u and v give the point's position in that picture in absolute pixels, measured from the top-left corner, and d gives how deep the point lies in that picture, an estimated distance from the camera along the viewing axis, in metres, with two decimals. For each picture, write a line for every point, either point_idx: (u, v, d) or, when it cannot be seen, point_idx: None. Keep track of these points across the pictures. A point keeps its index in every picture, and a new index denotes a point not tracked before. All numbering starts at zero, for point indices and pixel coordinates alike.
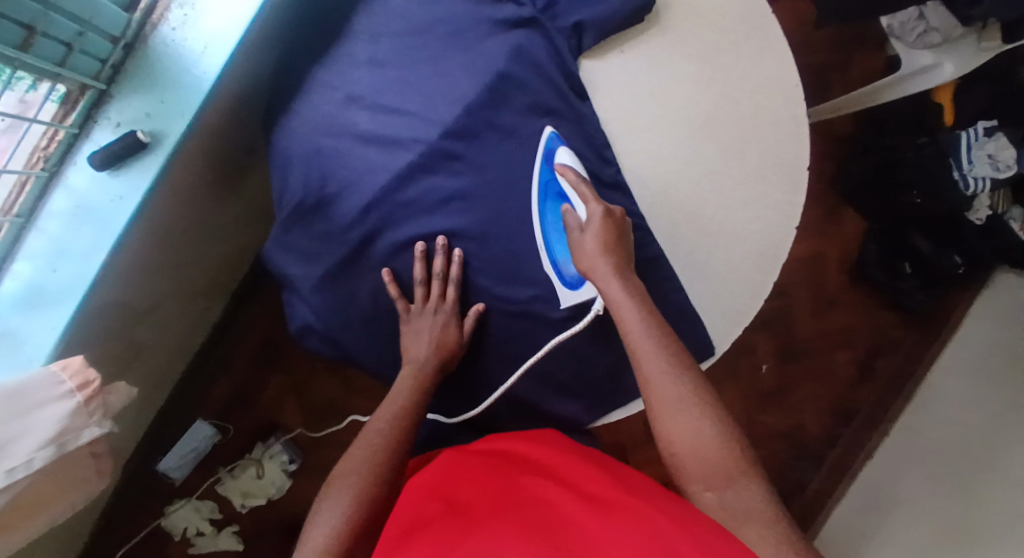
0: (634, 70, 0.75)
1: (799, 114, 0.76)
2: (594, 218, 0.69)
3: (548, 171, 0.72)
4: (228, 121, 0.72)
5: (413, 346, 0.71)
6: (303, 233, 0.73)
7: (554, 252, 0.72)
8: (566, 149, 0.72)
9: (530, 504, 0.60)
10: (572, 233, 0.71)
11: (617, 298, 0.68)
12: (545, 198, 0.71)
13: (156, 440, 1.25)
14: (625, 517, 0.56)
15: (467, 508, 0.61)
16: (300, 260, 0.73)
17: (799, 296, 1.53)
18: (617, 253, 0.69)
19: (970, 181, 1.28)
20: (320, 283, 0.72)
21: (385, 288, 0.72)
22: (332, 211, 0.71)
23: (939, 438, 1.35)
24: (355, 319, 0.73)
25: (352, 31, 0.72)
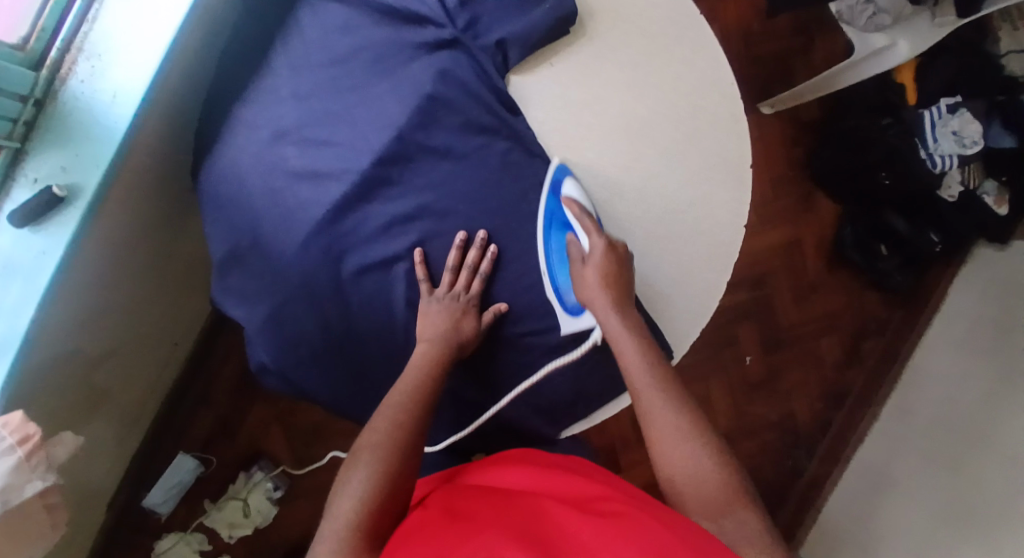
0: (567, 81, 0.74)
1: (737, 111, 0.77)
2: (596, 252, 0.70)
3: (553, 202, 0.72)
4: (157, 163, 0.72)
5: (429, 325, 0.70)
6: (241, 274, 0.72)
7: (556, 276, 0.73)
8: (573, 179, 0.72)
9: (538, 515, 0.59)
10: (575, 264, 0.72)
11: (616, 330, 0.69)
12: (549, 227, 0.73)
13: (140, 476, 1.24)
14: (626, 523, 0.55)
15: (469, 518, 0.59)
16: (241, 303, 0.72)
17: (778, 285, 1.49)
18: (617, 287, 0.70)
19: (936, 159, 1.29)
20: (264, 323, 0.71)
21: (333, 321, 0.71)
22: (269, 250, 0.70)
23: (930, 414, 1.33)
24: (306, 355, 0.72)
25: (270, 65, 0.70)
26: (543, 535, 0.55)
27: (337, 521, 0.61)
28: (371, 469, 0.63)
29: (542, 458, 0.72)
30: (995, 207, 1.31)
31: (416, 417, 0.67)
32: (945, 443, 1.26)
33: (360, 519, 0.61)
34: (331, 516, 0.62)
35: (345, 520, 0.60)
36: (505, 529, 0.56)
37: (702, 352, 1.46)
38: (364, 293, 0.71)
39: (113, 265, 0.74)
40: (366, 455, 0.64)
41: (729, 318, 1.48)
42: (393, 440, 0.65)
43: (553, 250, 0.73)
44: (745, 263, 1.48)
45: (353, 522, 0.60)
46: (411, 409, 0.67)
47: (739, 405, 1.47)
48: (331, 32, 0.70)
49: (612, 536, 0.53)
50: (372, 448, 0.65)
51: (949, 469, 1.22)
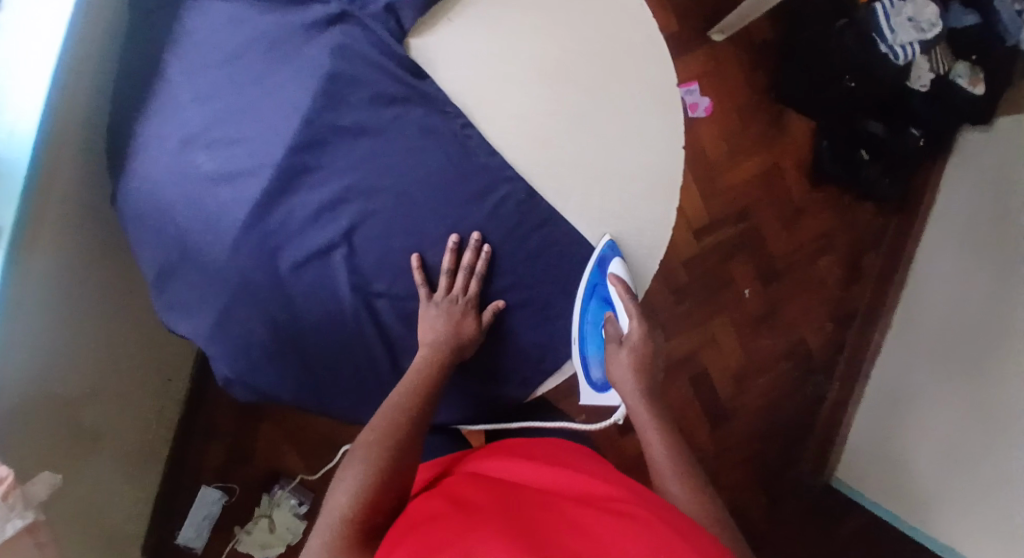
0: (470, 35, 0.72)
1: (652, 32, 0.75)
2: (634, 335, 0.74)
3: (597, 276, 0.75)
4: (72, 191, 0.72)
5: (427, 329, 0.72)
6: (180, 288, 0.72)
7: (587, 350, 0.77)
8: (618, 259, 0.74)
9: (538, 510, 0.59)
10: (612, 343, 0.76)
11: (636, 407, 0.74)
12: (589, 298, 0.76)
13: (166, 516, 1.26)
14: (626, 515, 0.55)
15: (465, 506, 0.60)
16: (186, 315, 0.72)
17: (764, 214, 1.45)
18: (647, 373, 0.74)
19: (898, 50, 1.25)
20: (211, 332, 0.72)
21: (280, 318, 0.71)
22: (202, 260, 0.70)
23: (942, 315, 1.29)
24: (259, 357, 0.72)
25: (167, 75, 0.70)
26: (543, 523, 0.55)
27: (331, 514, 0.62)
28: (364, 466, 0.65)
29: (540, 452, 0.71)
30: (970, 87, 1.26)
31: (411, 419, 0.69)
32: (960, 341, 1.22)
33: (352, 511, 0.62)
34: (327, 510, 0.63)
35: (339, 513, 0.62)
36: (506, 519, 0.56)
37: (699, 296, 1.43)
38: (308, 285, 0.71)
39: (57, 304, 0.74)
40: (361, 452, 0.66)
41: (720, 256, 1.44)
42: (387, 439, 0.67)
43: (588, 321, 0.77)
44: (726, 198, 1.44)
45: (347, 513, 0.62)
46: (405, 410, 0.69)
47: (746, 341, 1.44)
48: (218, 29, 0.69)
49: (611, 522, 0.54)
50: (367, 448, 0.67)
51: (969, 366, 1.18)
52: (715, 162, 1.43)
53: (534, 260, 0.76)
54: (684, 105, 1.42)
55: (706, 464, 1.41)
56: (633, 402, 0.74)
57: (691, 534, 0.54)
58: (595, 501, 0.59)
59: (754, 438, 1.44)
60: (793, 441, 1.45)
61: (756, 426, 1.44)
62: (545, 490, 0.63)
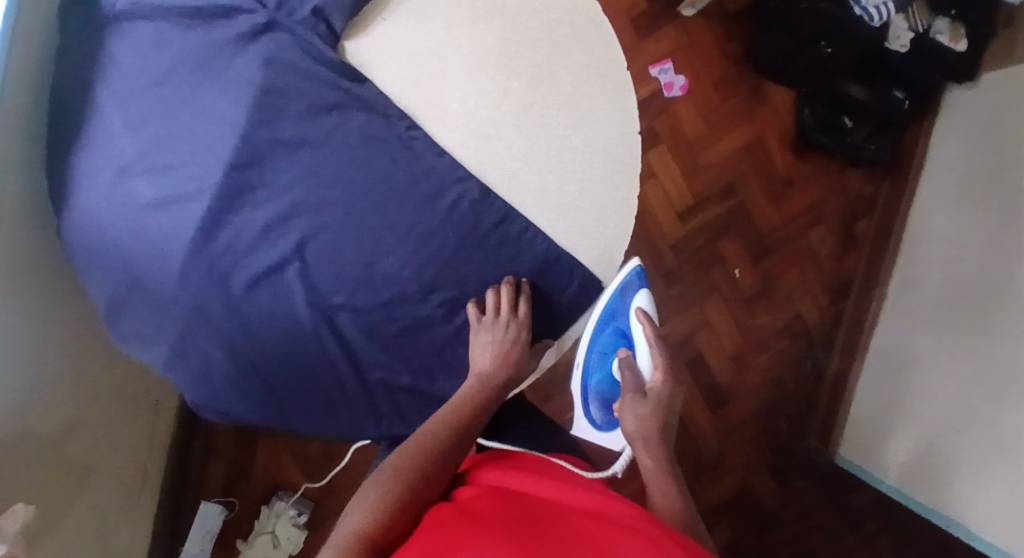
0: (404, 33, 0.72)
1: (594, 14, 0.73)
2: (655, 389, 0.77)
3: (618, 304, 0.78)
4: (17, 228, 0.71)
5: (479, 356, 0.73)
6: (134, 317, 0.71)
7: (596, 371, 0.83)
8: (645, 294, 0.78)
9: (545, 520, 0.57)
10: (628, 394, 0.77)
11: (644, 464, 0.76)
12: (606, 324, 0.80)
13: (170, 536, 1.27)
14: (636, 530, 0.54)
15: (467, 518, 0.58)
16: (142, 344, 0.72)
17: (750, 188, 1.42)
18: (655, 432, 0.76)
19: (872, 12, 1.24)
20: (169, 358, 0.71)
21: (237, 340, 0.70)
22: (151, 288, 0.69)
23: (939, 280, 1.25)
24: (221, 381, 0.72)
25: (99, 105, 0.69)
26: (552, 532, 0.54)
27: (342, 532, 0.62)
28: (385, 488, 0.65)
29: (544, 467, 0.69)
30: (952, 44, 1.24)
31: (442, 447, 0.68)
32: (956, 306, 1.19)
33: (364, 530, 0.62)
34: (340, 529, 0.63)
35: (349, 531, 0.62)
36: (512, 530, 0.54)
37: (688, 278, 1.40)
38: (262, 303, 0.70)
39: (18, 340, 0.75)
40: (385, 474, 0.66)
41: (707, 236, 1.41)
42: (416, 464, 0.67)
43: (599, 346, 0.82)
44: (710, 176, 1.41)
45: (357, 533, 0.62)
46: (432, 437, 0.69)
47: (742, 320, 1.42)
48: (144, 54, 0.68)
49: (623, 536, 0.53)
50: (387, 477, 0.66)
51: (968, 331, 1.15)
52: (694, 140, 1.40)
53: (490, 257, 0.73)
54: (659, 85, 1.39)
55: (709, 446, 1.39)
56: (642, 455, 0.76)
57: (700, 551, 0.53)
58: (604, 516, 0.57)
59: (756, 417, 1.42)
60: (797, 418, 1.42)
61: (756, 405, 1.42)
62: (549, 502, 0.61)
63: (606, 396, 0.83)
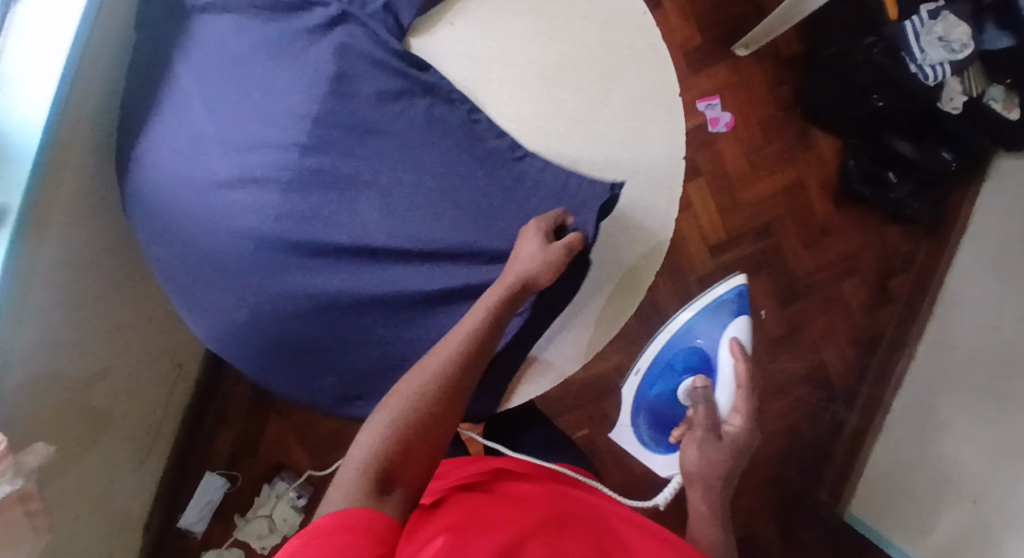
0: (466, 37, 0.75)
1: (653, 40, 0.75)
2: (731, 429, 0.85)
3: (710, 327, 0.90)
4: (79, 178, 0.76)
5: (516, 262, 0.70)
6: (197, 284, 0.75)
7: (658, 383, 0.89)
8: (740, 327, 0.89)
9: (579, 509, 0.67)
10: (695, 429, 0.84)
11: (694, 504, 0.83)
12: (686, 342, 0.90)
13: (173, 500, 1.29)
14: (651, 534, 0.64)
15: (504, 500, 0.67)
16: (198, 309, 0.75)
17: (786, 232, 1.42)
18: (715, 472, 0.82)
19: (927, 71, 1.19)
20: (223, 324, 0.75)
21: (286, 311, 0.73)
22: (219, 258, 0.73)
23: (970, 347, 1.24)
24: (261, 345, 0.74)
25: (180, 73, 0.73)
26: (588, 522, 0.64)
27: (355, 458, 0.63)
28: (396, 416, 0.66)
29: (557, 474, 0.77)
30: (1004, 112, 1.21)
31: (459, 369, 0.68)
32: (984, 375, 1.17)
33: (376, 458, 0.63)
34: (353, 453, 0.64)
35: (362, 458, 0.63)
36: (560, 522, 0.63)
37: None
38: (320, 279, 0.73)
39: (65, 284, 0.79)
40: (397, 400, 0.67)
41: (737, 274, 1.41)
42: (430, 389, 0.67)
43: (666, 361, 0.89)
44: (746, 214, 1.41)
45: (371, 460, 0.63)
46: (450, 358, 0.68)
47: (763, 362, 1.41)
48: (229, 29, 0.72)
49: (643, 538, 0.63)
50: (389, 413, 0.66)
51: (996, 401, 1.13)
52: (735, 177, 1.41)
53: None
54: (705, 119, 1.40)
55: None
56: (695, 497, 0.83)
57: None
58: (624, 516, 0.67)
59: (767, 462, 1.41)
60: (808, 467, 1.41)
61: (767, 449, 1.41)
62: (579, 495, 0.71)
63: (660, 409, 0.89)
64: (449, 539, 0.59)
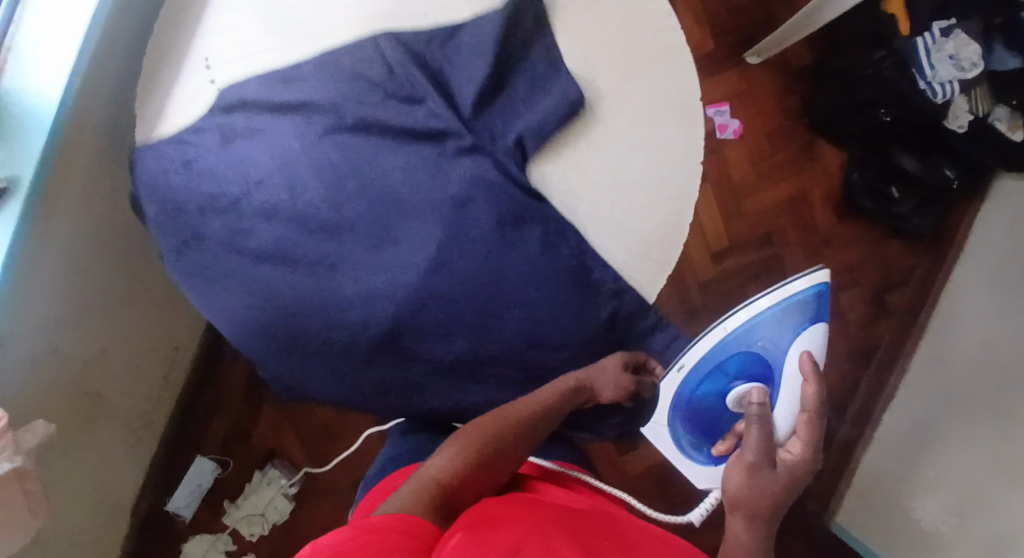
0: (579, 158, 0.75)
1: (676, 43, 0.76)
2: (792, 452, 0.76)
3: (779, 332, 0.78)
4: (91, 154, 0.76)
5: (604, 390, 0.79)
6: (243, 315, 0.75)
7: (704, 387, 0.80)
8: (811, 337, 0.78)
9: (585, 512, 0.66)
10: (749, 452, 0.75)
11: (734, 532, 0.76)
12: (744, 346, 0.79)
13: (163, 484, 1.28)
14: (658, 536, 0.63)
15: (521, 504, 0.66)
16: (224, 312, 0.75)
17: (788, 242, 1.43)
18: (765, 502, 0.74)
19: (936, 87, 1.21)
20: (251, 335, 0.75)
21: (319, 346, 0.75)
22: (286, 319, 0.74)
23: (961, 363, 1.25)
24: (273, 347, 0.75)
25: (231, 46, 0.75)
26: (596, 523, 0.63)
27: (430, 469, 0.68)
28: (473, 444, 0.71)
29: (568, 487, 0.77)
30: (1009, 133, 1.22)
31: (536, 430, 0.75)
32: (974, 391, 1.19)
33: (448, 474, 0.68)
34: (428, 464, 0.69)
35: (436, 471, 0.68)
36: (568, 522, 0.62)
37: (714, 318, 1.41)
38: (391, 367, 0.76)
39: (72, 260, 0.79)
40: (477, 432, 0.73)
41: (738, 282, 1.42)
42: (511, 432, 0.73)
43: (718, 363, 0.79)
44: (749, 223, 1.42)
45: (443, 473, 0.68)
46: (531, 419, 0.74)
47: None
48: (359, 118, 0.74)
49: (651, 539, 0.62)
50: (468, 445, 0.71)
51: (983, 416, 1.14)
52: (740, 185, 1.42)
53: (539, 308, 0.74)
54: (713, 126, 1.41)
55: None
56: (737, 526, 0.75)
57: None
58: (629, 520, 0.67)
59: None
60: None
61: None
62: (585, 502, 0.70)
63: (702, 415, 0.82)
64: (467, 535, 0.58)
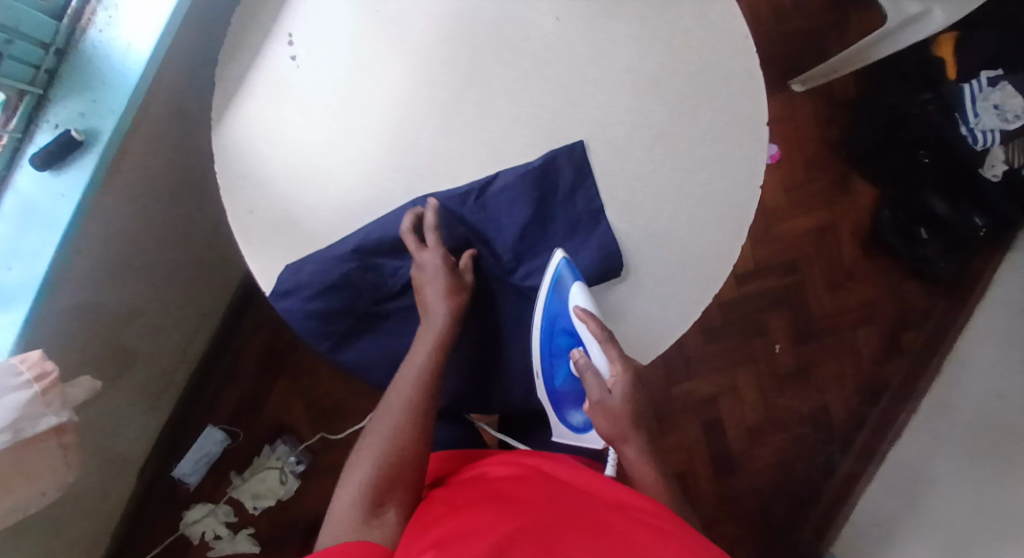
0: (629, 298, 0.79)
1: (751, 65, 0.79)
2: (619, 384, 0.75)
3: (557, 303, 0.77)
4: (154, 113, 0.78)
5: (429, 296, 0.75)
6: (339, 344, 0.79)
7: (554, 379, 0.80)
8: (579, 289, 0.75)
9: (566, 502, 0.65)
10: (599, 400, 0.76)
11: (631, 455, 0.77)
12: (552, 333, 0.78)
13: (170, 448, 1.28)
14: (646, 519, 0.62)
15: (497, 502, 0.66)
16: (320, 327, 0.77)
17: (811, 271, 1.45)
18: (637, 416, 0.77)
19: (978, 134, 1.25)
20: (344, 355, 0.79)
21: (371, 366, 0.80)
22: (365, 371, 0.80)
23: (971, 408, 1.26)
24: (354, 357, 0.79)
25: (323, 33, 0.76)
26: (576, 516, 0.63)
27: (348, 493, 0.69)
28: (378, 449, 0.72)
29: (556, 455, 0.77)
30: None
31: (427, 396, 0.74)
32: (982, 436, 1.20)
33: (367, 490, 0.68)
34: (345, 489, 0.70)
35: (357, 492, 0.68)
36: (540, 522, 0.61)
37: (730, 337, 1.43)
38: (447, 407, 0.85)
39: (120, 216, 0.80)
40: (372, 438, 0.73)
41: (758, 305, 1.44)
42: (401, 412, 0.73)
43: (547, 356, 0.79)
44: (776, 248, 1.44)
45: (362, 492, 0.69)
46: (414, 392, 0.74)
47: (769, 395, 1.44)
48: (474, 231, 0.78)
49: (638, 525, 0.61)
50: (374, 446, 0.72)
51: (988, 462, 1.16)
52: (772, 210, 1.44)
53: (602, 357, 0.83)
54: None
55: (704, 508, 1.41)
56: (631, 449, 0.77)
57: (703, 540, 0.61)
58: (617, 503, 0.66)
59: (760, 493, 1.43)
60: (798, 503, 1.43)
61: (761, 480, 1.43)
62: (569, 486, 0.69)
63: (565, 399, 0.80)
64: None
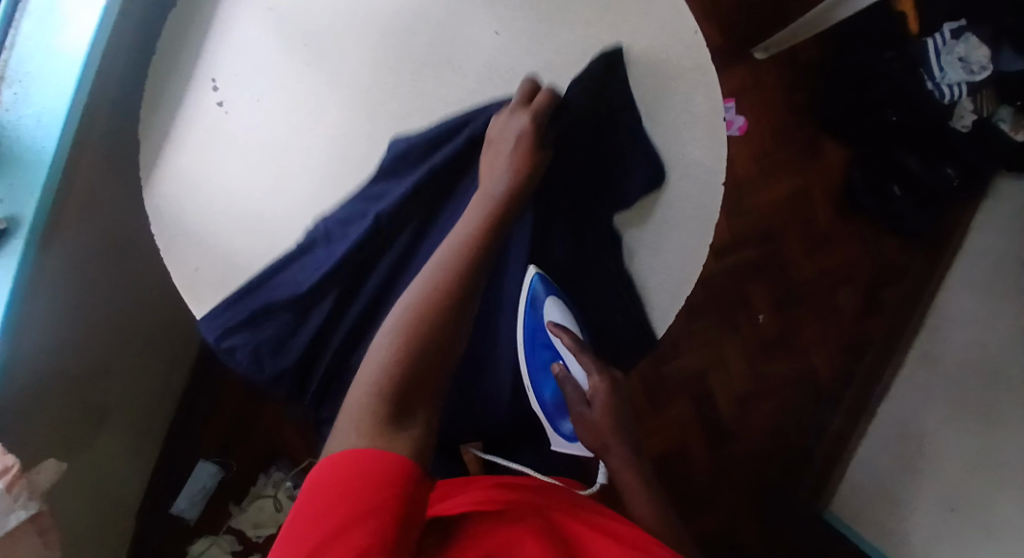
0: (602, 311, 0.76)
1: (703, 61, 0.76)
2: (597, 392, 0.73)
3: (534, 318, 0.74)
4: (83, 176, 0.75)
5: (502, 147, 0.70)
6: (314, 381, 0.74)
7: (543, 392, 0.76)
8: (552, 301, 0.74)
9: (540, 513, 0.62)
10: (579, 408, 0.73)
11: (618, 463, 0.74)
12: (532, 348, 0.75)
13: (163, 486, 1.27)
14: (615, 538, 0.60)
15: (492, 515, 0.60)
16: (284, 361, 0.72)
17: (788, 238, 1.43)
18: (621, 429, 0.73)
19: (944, 89, 1.23)
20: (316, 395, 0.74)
21: None
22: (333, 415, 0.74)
23: (955, 359, 1.26)
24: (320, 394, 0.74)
25: (250, 72, 0.73)
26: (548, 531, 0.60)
27: (368, 369, 0.57)
28: (405, 315, 0.61)
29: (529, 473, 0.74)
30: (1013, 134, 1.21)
31: (462, 261, 0.63)
32: (969, 388, 1.20)
33: (387, 365, 0.57)
34: (365, 369, 0.58)
35: (376, 366, 0.57)
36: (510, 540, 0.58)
37: (712, 312, 1.42)
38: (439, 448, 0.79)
39: (66, 284, 0.77)
40: (402, 305, 0.62)
41: (738, 277, 1.42)
42: (440, 275, 0.62)
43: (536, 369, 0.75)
44: (753, 219, 1.42)
45: (382, 368, 0.57)
46: (452, 259, 0.63)
47: (756, 365, 1.43)
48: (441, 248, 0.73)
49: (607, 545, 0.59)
50: (400, 312, 0.61)
51: (978, 413, 1.16)
52: (744, 181, 1.41)
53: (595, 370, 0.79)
54: None
55: (704, 484, 1.41)
56: (618, 463, 0.74)
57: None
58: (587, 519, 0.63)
59: (758, 463, 1.43)
60: (795, 468, 1.44)
61: (756, 449, 1.43)
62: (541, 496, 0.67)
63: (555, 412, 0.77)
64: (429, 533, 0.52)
